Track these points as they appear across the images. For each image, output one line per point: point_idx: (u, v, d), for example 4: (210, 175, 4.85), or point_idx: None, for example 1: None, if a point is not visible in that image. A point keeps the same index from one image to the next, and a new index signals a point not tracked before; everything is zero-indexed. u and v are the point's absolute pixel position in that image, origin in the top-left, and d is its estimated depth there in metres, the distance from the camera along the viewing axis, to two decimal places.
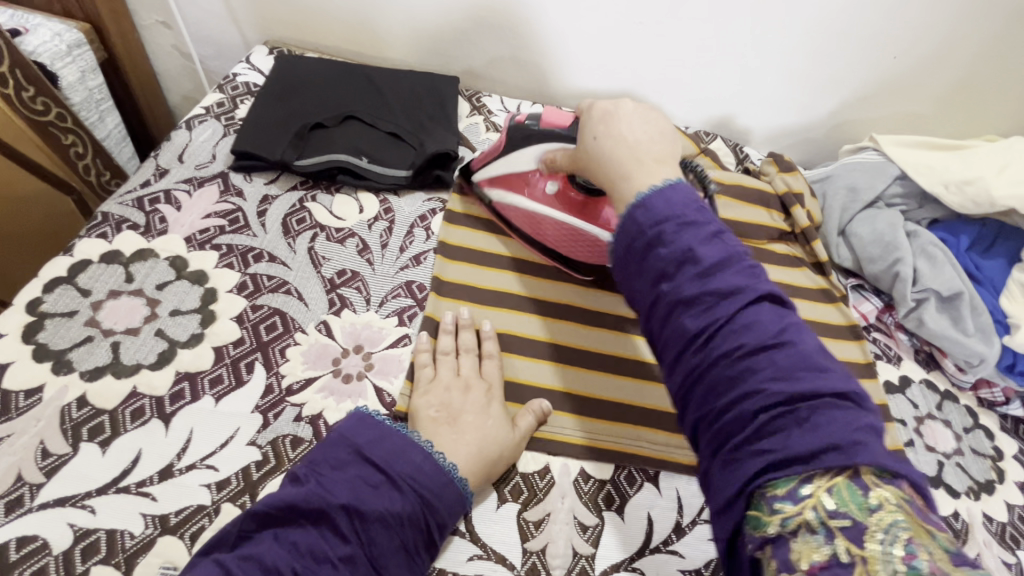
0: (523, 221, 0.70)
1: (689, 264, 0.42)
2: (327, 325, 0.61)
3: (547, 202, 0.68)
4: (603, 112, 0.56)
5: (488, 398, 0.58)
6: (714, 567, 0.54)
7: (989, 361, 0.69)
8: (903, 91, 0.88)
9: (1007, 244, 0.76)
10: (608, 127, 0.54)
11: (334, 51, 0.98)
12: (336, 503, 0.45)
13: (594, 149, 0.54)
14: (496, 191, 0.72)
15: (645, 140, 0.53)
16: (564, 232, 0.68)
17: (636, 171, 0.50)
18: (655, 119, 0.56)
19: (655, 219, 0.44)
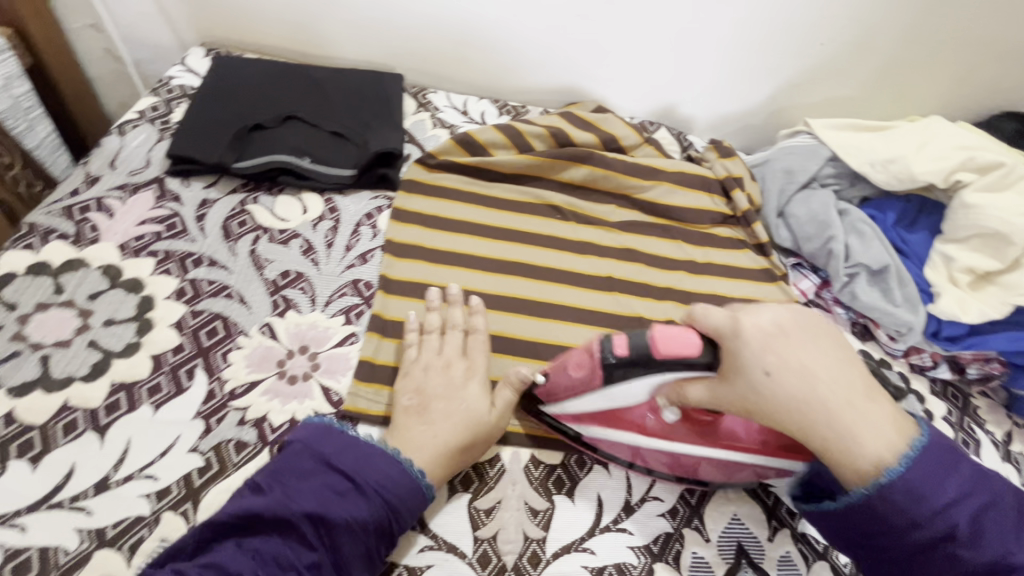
0: (631, 456, 0.58)
1: (944, 517, 0.45)
2: (271, 327, 0.61)
3: (666, 434, 0.56)
4: (762, 333, 0.48)
5: (467, 376, 0.58)
6: (662, 541, 0.56)
7: (917, 329, 0.73)
8: (833, 76, 0.92)
9: (930, 217, 0.80)
10: (782, 359, 0.47)
11: (275, 51, 0.96)
12: (301, 512, 0.46)
13: (776, 391, 0.47)
14: (587, 428, 0.58)
15: (829, 366, 0.48)
16: (696, 463, 0.57)
17: (856, 426, 0.46)
18: (815, 323, 0.50)
19: (905, 498, 0.45)
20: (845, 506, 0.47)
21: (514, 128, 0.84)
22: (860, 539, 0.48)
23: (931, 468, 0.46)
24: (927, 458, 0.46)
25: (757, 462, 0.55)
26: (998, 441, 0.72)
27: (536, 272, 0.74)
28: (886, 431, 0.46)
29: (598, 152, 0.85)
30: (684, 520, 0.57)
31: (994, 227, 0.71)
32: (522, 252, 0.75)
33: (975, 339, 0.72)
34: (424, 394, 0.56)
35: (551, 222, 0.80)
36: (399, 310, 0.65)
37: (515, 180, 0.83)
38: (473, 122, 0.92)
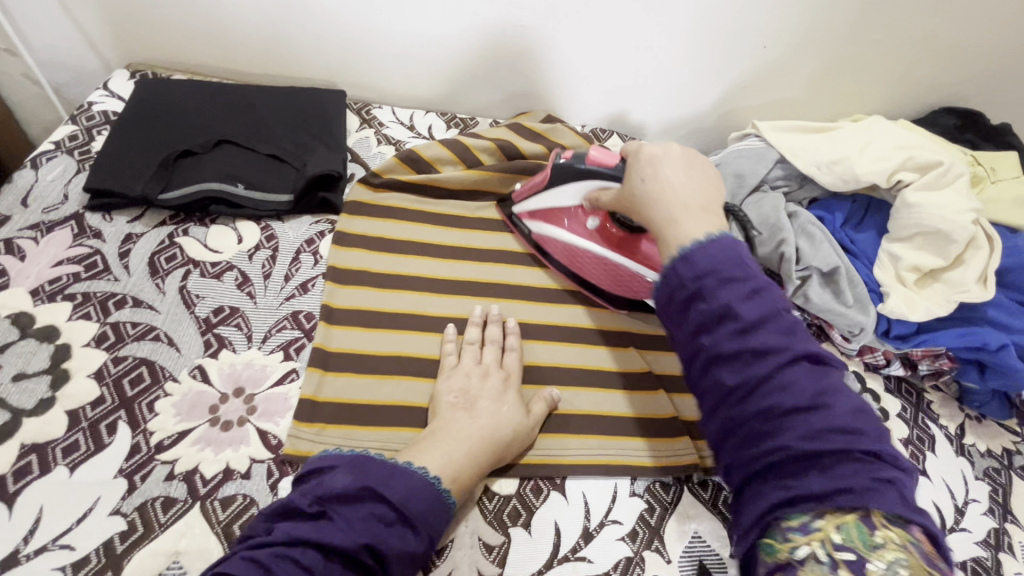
0: (562, 253, 0.74)
1: (700, 275, 0.44)
2: (203, 370, 0.57)
3: (586, 236, 0.72)
4: (652, 152, 0.57)
5: (507, 382, 0.60)
6: (623, 567, 0.54)
7: (869, 329, 0.73)
8: (778, 78, 0.93)
9: (876, 217, 0.81)
10: (657, 169, 0.56)
11: (207, 71, 0.92)
12: (359, 543, 0.43)
13: (643, 190, 0.56)
14: (536, 224, 0.75)
15: (691, 181, 0.54)
16: (601, 265, 0.71)
17: (683, 218, 0.50)
18: (701, 162, 0.57)
19: (681, 264, 0.46)
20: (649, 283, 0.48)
21: (460, 142, 0.82)
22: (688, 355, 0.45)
23: (745, 286, 0.44)
24: (734, 266, 0.45)
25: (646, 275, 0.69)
26: (951, 434, 0.73)
27: (488, 289, 0.71)
28: (705, 226, 0.49)
29: (547, 163, 0.83)
30: (644, 543, 0.56)
31: (935, 225, 0.72)
32: (473, 269, 0.73)
33: (923, 336, 0.73)
34: (467, 391, 0.58)
35: (503, 236, 0.78)
36: (343, 341, 0.62)
37: (464, 195, 0.81)
38: (420, 136, 0.90)
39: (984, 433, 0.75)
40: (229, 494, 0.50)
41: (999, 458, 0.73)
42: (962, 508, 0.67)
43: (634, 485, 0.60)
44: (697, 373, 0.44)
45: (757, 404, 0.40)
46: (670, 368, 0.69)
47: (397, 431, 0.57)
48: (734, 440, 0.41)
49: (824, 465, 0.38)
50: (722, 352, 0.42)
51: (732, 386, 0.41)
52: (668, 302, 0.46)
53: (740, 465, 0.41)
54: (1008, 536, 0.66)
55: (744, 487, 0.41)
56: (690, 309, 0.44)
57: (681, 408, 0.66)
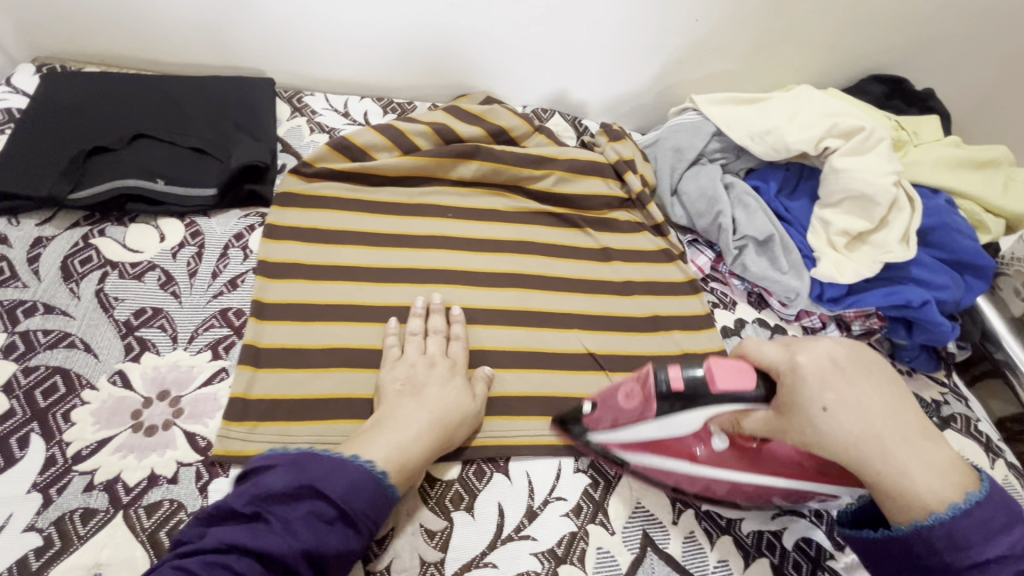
0: (675, 480, 0.58)
1: (988, 570, 0.42)
2: (124, 375, 0.55)
3: (714, 462, 0.56)
4: (819, 366, 0.46)
5: (455, 369, 0.60)
6: (567, 543, 0.55)
7: (803, 294, 0.75)
8: (713, 52, 0.94)
9: (809, 183, 0.83)
10: (839, 394, 0.46)
11: (124, 63, 0.87)
12: (298, 549, 0.44)
13: (832, 426, 0.45)
14: (629, 452, 0.58)
15: (881, 397, 0.47)
16: (729, 487, 0.57)
17: (916, 468, 0.45)
18: (866, 355, 0.49)
19: (961, 552, 0.43)
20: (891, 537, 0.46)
21: (394, 128, 0.80)
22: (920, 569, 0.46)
23: (985, 523, 0.43)
24: (982, 512, 0.44)
25: (784, 486, 0.56)
26: None
27: (428, 276, 0.71)
28: (945, 480, 0.45)
29: (485, 145, 0.82)
30: (588, 516, 0.57)
31: (861, 189, 0.74)
32: (412, 256, 0.72)
33: (853, 298, 0.75)
34: (410, 381, 0.58)
35: (442, 222, 0.77)
36: (275, 336, 0.60)
37: (402, 182, 0.79)
38: (356, 123, 0.87)
39: (915, 387, 0.78)
40: (154, 500, 0.48)
41: (928, 410, 0.76)
42: None
43: (578, 461, 0.60)
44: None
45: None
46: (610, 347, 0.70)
47: (334, 424, 0.56)
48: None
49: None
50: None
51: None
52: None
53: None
54: None
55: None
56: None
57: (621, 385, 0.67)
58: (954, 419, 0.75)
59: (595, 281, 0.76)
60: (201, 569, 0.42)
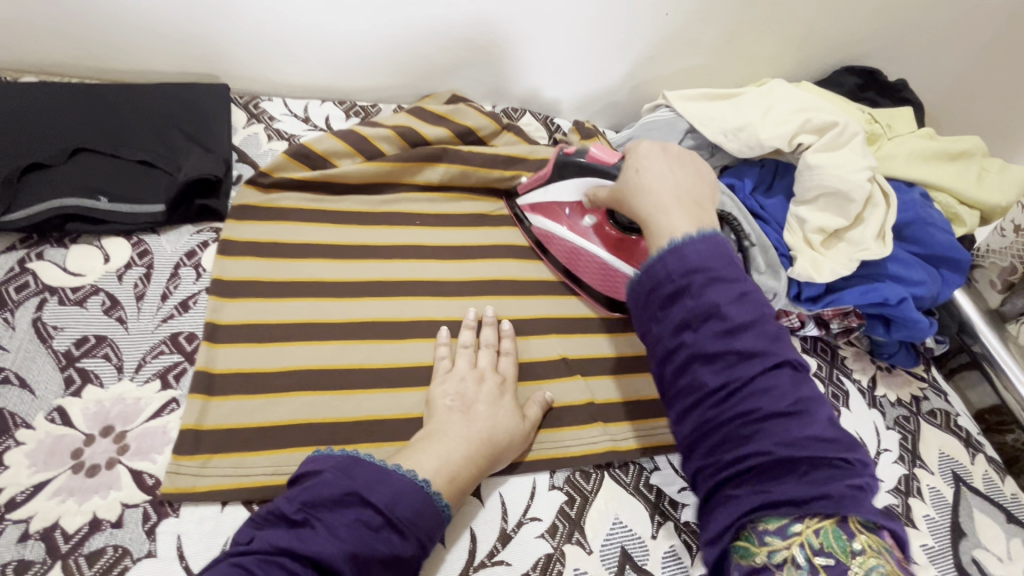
0: (559, 250, 0.73)
1: (692, 277, 0.47)
2: (63, 412, 0.51)
3: (586, 234, 0.71)
4: (647, 148, 0.59)
5: (504, 386, 0.60)
6: (542, 566, 0.52)
7: (780, 295, 0.74)
8: (685, 46, 0.91)
9: (784, 180, 0.82)
10: (648, 162, 0.58)
11: (65, 71, 0.82)
12: (345, 552, 0.41)
13: (635, 178, 0.57)
14: (534, 219, 0.75)
15: (681, 174, 0.56)
16: (589, 261, 0.70)
17: (674, 211, 0.52)
18: (693, 160, 0.59)
19: (674, 259, 0.48)
20: (641, 275, 0.50)
21: (356, 133, 0.76)
22: (672, 341, 0.47)
23: (709, 261, 0.47)
24: (705, 254, 0.48)
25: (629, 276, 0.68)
26: (864, 387, 0.76)
27: (394, 288, 0.67)
28: (693, 223, 0.51)
29: (452, 148, 0.79)
30: (565, 536, 0.54)
31: (835, 185, 0.72)
32: (377, 267, 0.69)
33: (832, 296, 0.74)
34: (462, 394, 0.57)
35: (409, 230, 0.74)
36: (230, 360, 0.57)
37: (366, 189, 0.76)
38: (317, 129, 0.83)
39: (894, 383, 0.77)
40: (96, 547, 0.45)
41: (908, 406, 0.76)
42: (874, 459, 0.70)
43: (554, 478, 0.58)
44: (673, 369, 0.47)
45: (738, 404, 0.43)
46: (585, 354, 0.68)
47: (293, 453, 0.53)
48: (711, 440, 0.44)
49: (800, 471, 0.41)
50: (707, 352, 0.45)
51: (714, 386, 0.44)
52: (653, 299, 0.48)
53: (712, 465, 0.44)
54: (917, 481, 0.69)
55: (719, 488, 0.44)
56: (671, 305, 0.47)
57: (595, 396, 0.65)
58: (933, 415, 0.75)
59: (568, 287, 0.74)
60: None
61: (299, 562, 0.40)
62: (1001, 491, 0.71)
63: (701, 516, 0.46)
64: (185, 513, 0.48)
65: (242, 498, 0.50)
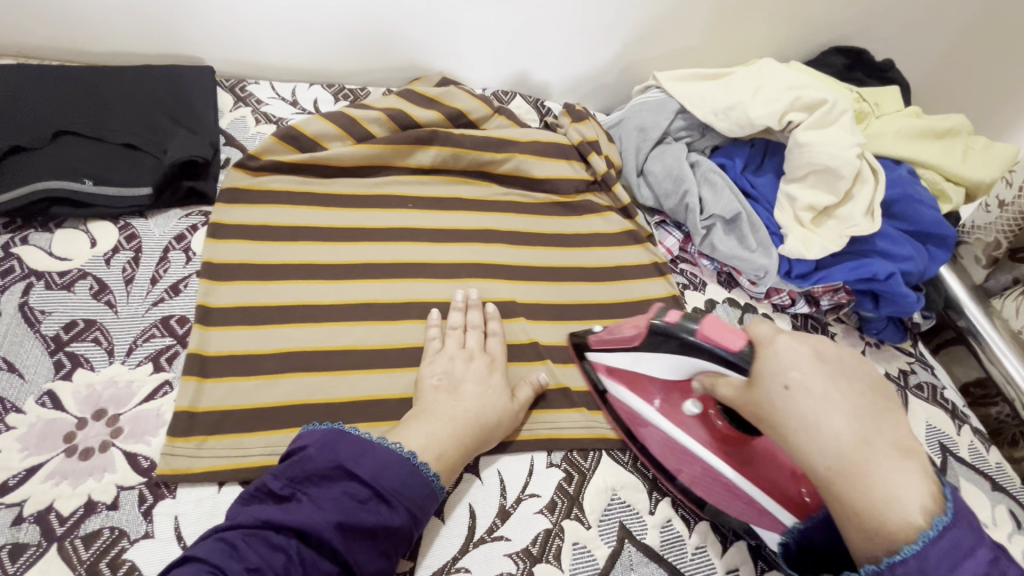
0: (648, 435, 0.60)
1: None
2: (53, 396, 0.50)
3: (687, 428, 0.59)
4: (797, 354, 0.44)
5: (492, 365, 0.60)
6: (541, 541, 0.53)
7: (772, 272, 0.74)
8: (674, 27, 0.91)
9: (774, 159, 0.82)
10: (807, 378, 0.43)
11: (42, 54, 0.80)
12: (331, 523, 0.43)
13: (789, 406, 0.43)
14: (616, 387, 0.62)
15: (857, 399, 0.42)
16: (695, 468, 0.58)
17: (884, 480, 0.39)
18: (853, 364, 0.44)
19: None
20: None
21: (345, 115, 0.75)
22: None
23: (958, 553, 0.36)
24: (953, 539, 0.36)
25: (758, 502, 0.53)
26: None
27: (387, 270, 0.67)
28: (921, 502, 0.38)
29: (443, 130, 0.78)
30: (564, 512, 0.55)
31: (824, 163, 0.73)
32: (369, 250, 0.68)
33: (821, 274, 0.75)
34: (450, 374, 0.57)
35: (400, 213, 0.74)
36: (223, 343, 0.57)
37: (356, 172, 0.75)
38: (305, 112, 0.82)
39: (883, 358, 0.79)
40: (92, 529, 0.45)
41: (897, 380, 0.77)
42: None
43: (551, 456, 0.58)
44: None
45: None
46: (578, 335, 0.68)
47: (288, 433, 0.53)
48: None
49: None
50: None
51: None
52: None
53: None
54: None
55: None
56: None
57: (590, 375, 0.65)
58: (921, 389, 0.77)
59: (560, 268, 0.74)
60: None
61: (287, 532, 0.42)
62: (986, 460, 0.72)
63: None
64: (182, 494, 0.48)
65: (238, 478, 0.50)
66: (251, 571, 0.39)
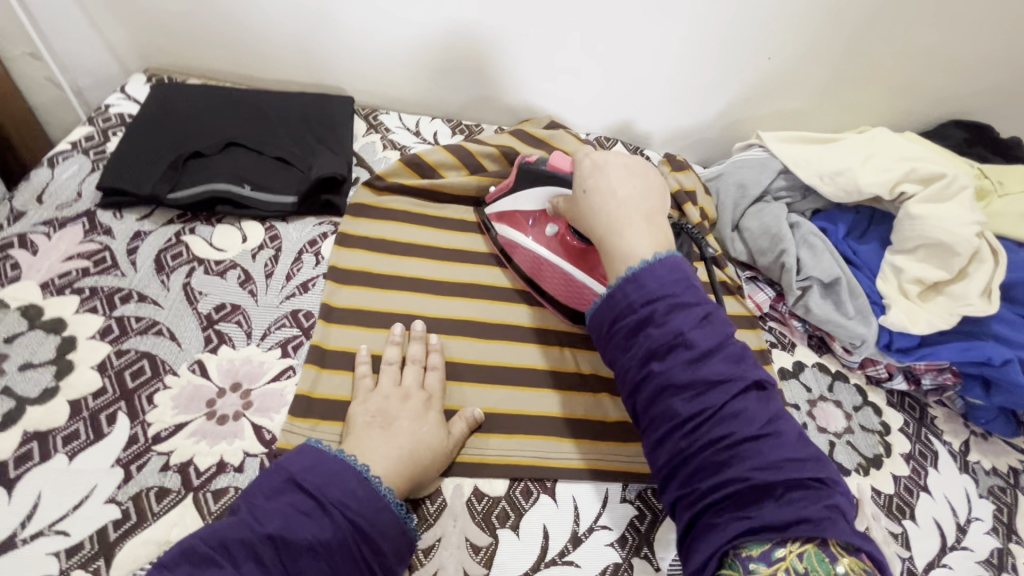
0: (521, 258, 0.71)
1: (656, 304, 0.50)
2: (201, 365, 0.58)
3: (547, 245, 0.69)
4: (591, 163, 0.62)
5: (428, 407, 0.58)
6: (611, 574, 0.54)
7: (870, 342, 0.73)
8: (783, 89, 0.93)
9: (880, 228, 0.81)
10: (596, 179, 0.61)
11: (221, 75, 0.95)
12: (263, 534, 0.45)
13: (585, 201, 0.60)
14: (500, 227, 0.73)
15: (629, 189, 0.60)
16: (555, 274, 0.68)
17: (628, 234, 0.56)
18: (636, 171, 0.62)
19: (635, 290, 0.51)
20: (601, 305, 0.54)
21: (463, 147, 0.83)
22: (645, 376, 0.50)
23: (661, 272, 0.52)
24: (666, 266, 0.52)
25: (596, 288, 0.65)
26: (955, 451, 0.72)
27: (487, 293, 0.72)
28: (651, 249, 0.54)
29: None
30: (633, 550, 0.56)
31: (939, 237, 0.71)
32: (472, 272, 0.73)
33: (926, 350, 0.72)
34: (383, 410, 0.56)
35: None
36: (341, 340, 0.63)
37: (466, 200, 0.82)
38: (425, 142, 0.91)
39: (990, 452, 0.73)
40: (220, 486, 0.51)
41: (1004, 477, 0.71)
42: (963, 526, 0.66)
43: (625, 491, 0.59)
44: (646, 402, 0.50)
45: (708, 431, 0.46)
46: None
47: None
48: (688, 467, 0.47)
49: (777, 494, 0.43)
50: (678, 380, 0.48)
51: (684, 415, 0.47)
52: (617, 334, 0.52)
53: (689, 495, 0.46)
54: (1011, 557, 0.65)
55: (699, 518, 0.45)
56: (636, 341, 0.51)
57: None
58: None
59: None
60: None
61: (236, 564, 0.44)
62: None
63: (681, 548, 0.47)
64: None
65: None
66: None
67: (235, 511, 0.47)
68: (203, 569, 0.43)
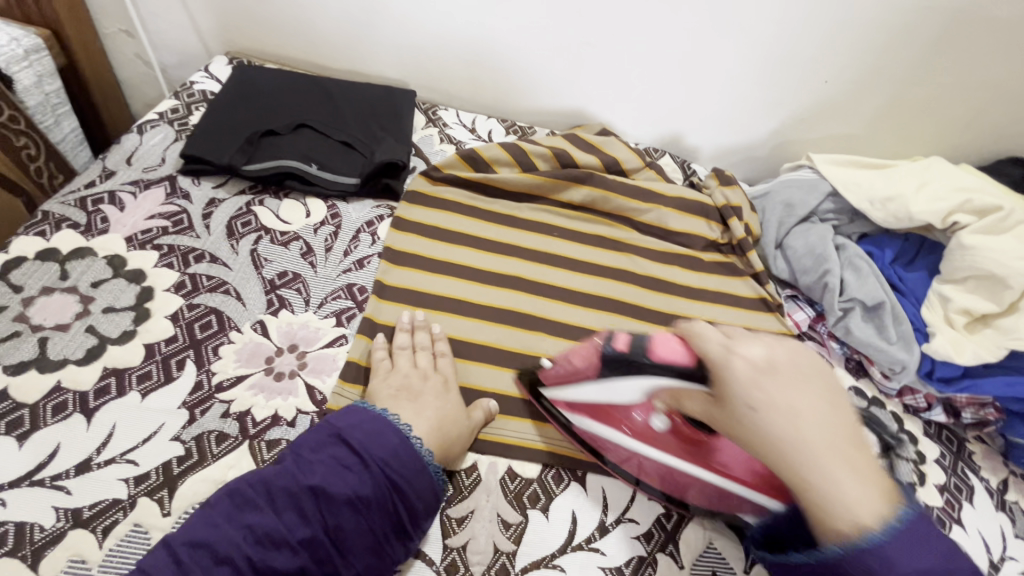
0: (619, 456, 0.59)
1: None
2: (263, 325, 0.62)
3: (654, 442, 0.56)
4: (748, 366, 0.44)
5: (447, 388, 0.60)
6: (635, 565, 0.55)
7: (911, 369, 0.72)
8: (835, 114, 0.93)
9: (929, 257, 0.80)
10: (766, 392, 0.43)
11: (295, 62, 1.01)
12: (306, 485, 0.48)
13: (758, 422, 0.43)
14: (581, 417, 0.60)
15: (814, 405, 0.43)
16: (671, 475, 0.56)
17: (841, 482, 0.40)
18: (811, 370, 0.45)
19: None
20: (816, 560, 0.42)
21: (518, 146, 0.86)
22: None
23: (911, 545, 0.39)
24: (909, 532, 0.40)
25: (736, 492, 0.52)
26: (992, 488, 0.71)
27: (532, 286, 0.74)
28: (878, 504, 0.40)
29: (599, 174, 0.86)
30: (658, 545, 0.56)
31: (990, 268, 0.71)
32: (517, 265, 0.76)
33: (969, 381, 0.72)
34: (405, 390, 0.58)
35: (548, 239, 0.81)
36: (392, 315, 0.67)
37: (516, 196, 0.85)
38: (480, 139, 0.95)
39: None
40: (274, 437, 0.55)
41: None
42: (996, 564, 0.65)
43: None
44: None
45: None
46: None
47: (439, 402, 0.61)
48: None
49: None
50: None
51: None
52: None
53: None
54: None
55: None
56: None
57: None
58: None
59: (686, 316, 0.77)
60: (208, 553, 0.45)
61: None
62: None
63: None
64: None
65: None
66: (249, 528, 0.46)
67: (284, 460, 0.50)
68: (244, 512, 0.47)
